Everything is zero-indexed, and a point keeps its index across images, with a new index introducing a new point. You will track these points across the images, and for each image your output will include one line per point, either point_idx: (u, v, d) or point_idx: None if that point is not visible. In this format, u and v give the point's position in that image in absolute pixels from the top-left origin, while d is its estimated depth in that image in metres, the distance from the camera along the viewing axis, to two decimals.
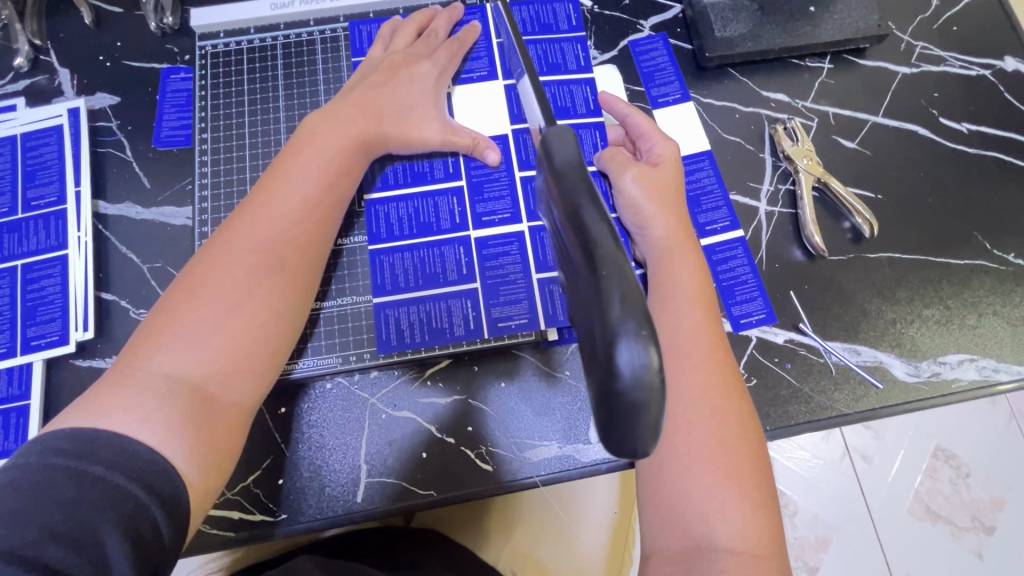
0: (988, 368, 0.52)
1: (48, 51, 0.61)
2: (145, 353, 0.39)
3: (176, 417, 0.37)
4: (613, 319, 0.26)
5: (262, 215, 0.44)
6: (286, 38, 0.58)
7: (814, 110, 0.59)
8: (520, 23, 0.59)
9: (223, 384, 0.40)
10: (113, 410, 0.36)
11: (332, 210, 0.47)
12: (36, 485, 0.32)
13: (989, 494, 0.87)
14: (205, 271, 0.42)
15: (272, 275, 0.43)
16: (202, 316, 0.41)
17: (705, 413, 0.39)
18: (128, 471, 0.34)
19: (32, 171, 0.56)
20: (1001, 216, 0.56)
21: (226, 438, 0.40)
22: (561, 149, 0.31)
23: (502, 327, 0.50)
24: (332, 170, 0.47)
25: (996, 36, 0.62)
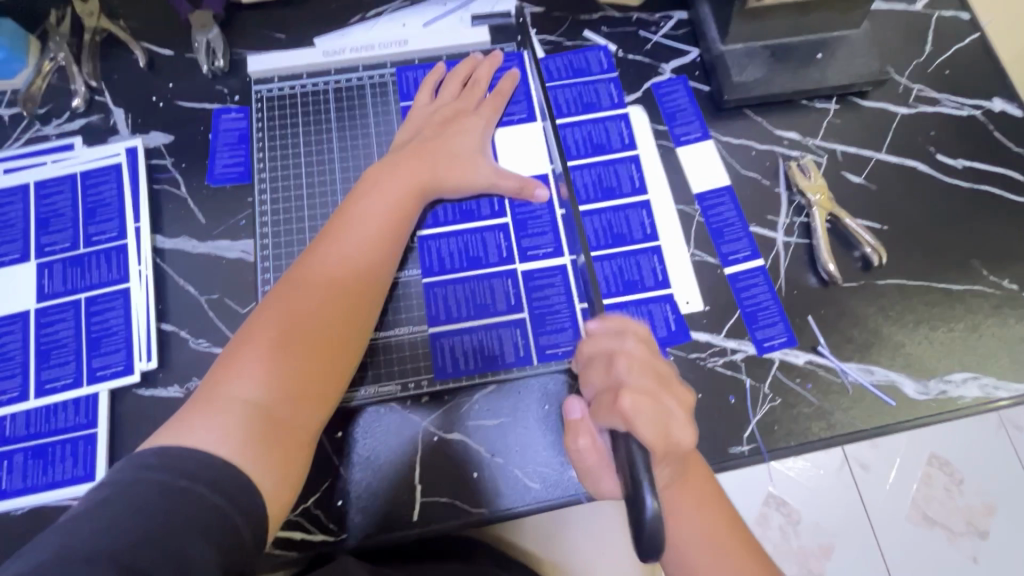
0: (990, 386, 0.57)
1: (103, 92, 0.64)
2: (224, 377, 0.43)
3: (251, 437, 0.41)
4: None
5: (331, 254, 0.49)
6: (337, 83, 0.63)
7: (824, 148, 0.64)
8: (555, 72, 0.65)
9: (290, 409, 0.43)
10: (196, 427, 0.40)
11: (391, 250, 0.52)
12: (130, 498, 0.34)
13: (982, 501, 0.92)
14: (280, 302, 0.46)
15: (337, 308, 0.47)
16: (276, 344, 0.44)
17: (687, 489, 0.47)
18: (210, 483, 0.36)
19: (93, 208, 0.59)
20: (996, 244, 0.61)
21: (293, 461, 0.43)
22: None
23: (549, 354, 0.54)
24: (391, 214, 0.52)
25: (985, 79, 0.68)
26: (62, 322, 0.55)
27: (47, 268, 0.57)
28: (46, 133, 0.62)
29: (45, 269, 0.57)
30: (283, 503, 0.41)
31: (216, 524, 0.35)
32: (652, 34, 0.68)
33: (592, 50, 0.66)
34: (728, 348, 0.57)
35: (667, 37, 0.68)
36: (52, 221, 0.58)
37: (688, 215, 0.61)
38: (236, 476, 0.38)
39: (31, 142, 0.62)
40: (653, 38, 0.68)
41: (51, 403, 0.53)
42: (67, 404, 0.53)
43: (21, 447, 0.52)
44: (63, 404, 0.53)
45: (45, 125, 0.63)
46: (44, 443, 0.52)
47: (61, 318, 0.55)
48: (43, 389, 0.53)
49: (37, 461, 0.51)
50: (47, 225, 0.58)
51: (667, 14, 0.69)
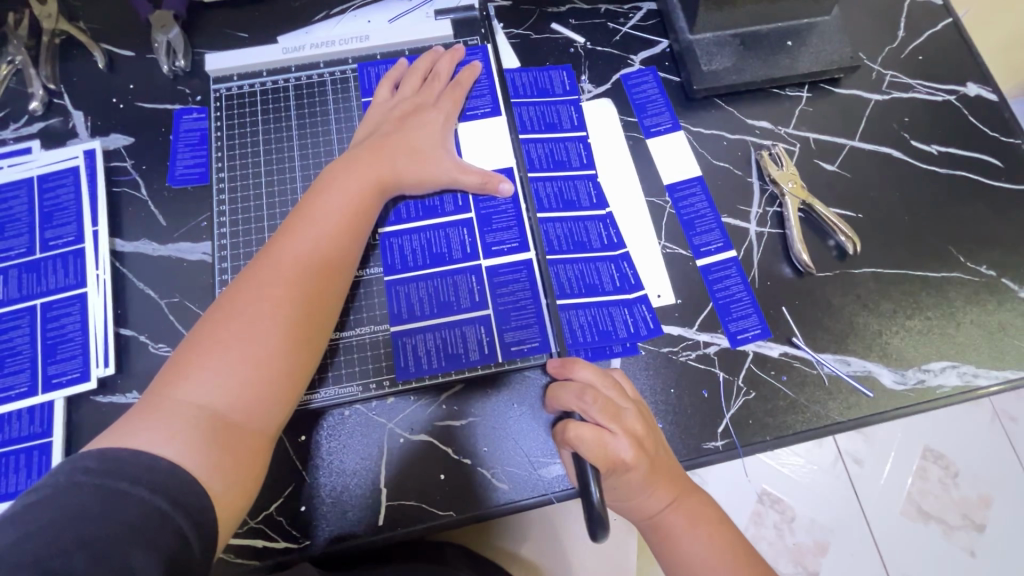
0: (969, 374, 0.56)
1: (62, 95, 0.63)
2: (172, 378, 0.41)
3: (199, 440, 0.39)
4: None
5: (288, 252, 0.47)
6: (297, 79, 0.62)
7: (797, 136, 0.63)
8: (516, 87, 0.63)
9: (241, 411, 0.42)
10: (140, 430, 0.38)
11: (351, 246, 0.50)
12: (64, 503, 0.33)
13: (977, 492, 0.91)
14: (233, 301, 0.45)
15: (294, 305, 0.46)
16: (228, 344, 0.43)
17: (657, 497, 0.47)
18: (151, 486, 0.35)
19: (50, 212, 0.58)
20: (972, 230, 0.60)
21: (247, 465, 0.41)
22: None
23: (514, 351, 0.53)
24: (350, 209, 0.51)
25: (958, 64, 0.67)
26: (16, 329, 0.54)
27: (2, 274, 0.55)
28: (3, 137, 0.61)
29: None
30: (233, 513, 0.40)
31: (152, 531, 0.33)
32: (621, 25, 0.67)
33: (556, 70, 0.64)
34: (701, 341, 0.56)
35: (636, 28, 0.67)
36: (8, 227, 0.57)
37: (659, 207, 0.60)
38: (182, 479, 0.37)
39: None
40: (622, 29, 0.67)
41: (4, 413, 0.52)
42: (21, 413, 0.51)
43: None
44: (17, 414, 0.52)
45: (2, 129, 0.61)
46: None
47: (16, 325, 0.54)
48: None
49: None
50: (3, 231, 0.57)
51: (635, 5, 0.68)
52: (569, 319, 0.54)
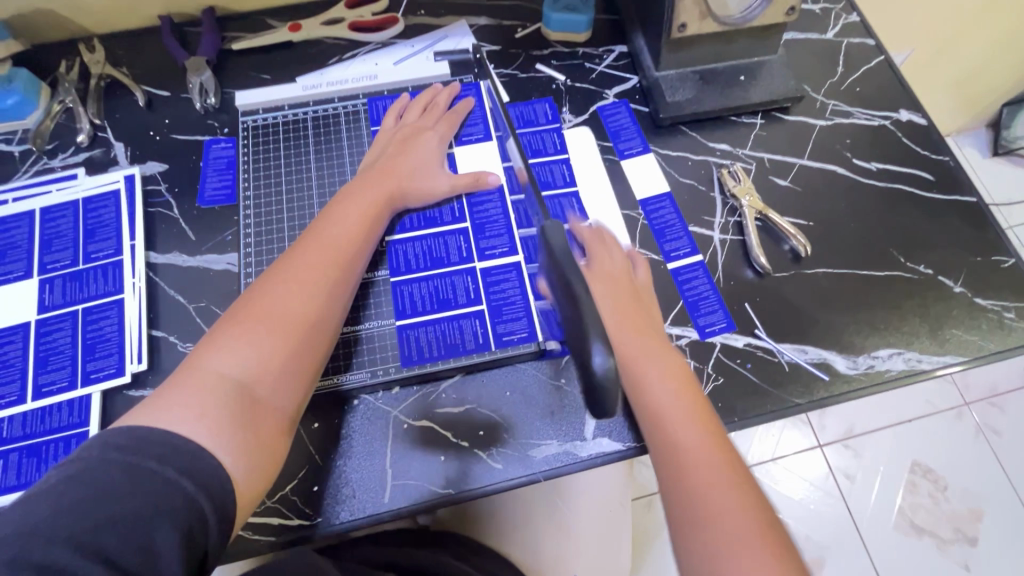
0: (914, 359, 0.62)
1: (105, 128, 0.71)
2: (202, 360, 0.47)
3: (225, 416, 0.45)
4: (592, 340, 0.40)
5: (307, 255, 0.54)
6: (315, 112, 0.71)
7: (753, 157, 0.72)
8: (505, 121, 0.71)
9: (263, 393, 0.48)
10: (174, 406, 0.44)
11: (361, 252, 0.58)
12: (98, 477, 0.38)
13: (969, 508, 1.14)
14: (260, 296, 0.51)
15: (310, 301, 0.52)
16: (253, 333, 0.49)
17: (680, 417, 0.51)
18: (175, 464, 0.40)
19: (92, 229, 0.65)
20: (910, 235, 0.68)
21: (268, 442, 0.47)
22: (557, 237, 0.46)
23: (506, 341, 0.59)
24: (361, 222, 0.58)
25: (892, 95, 0.77)
26: (59, 331, 0.60)
27: (48, 283, 0.62)
28: (52, 165, 0.69)
29: (46, 284, 0.62)
30: (249, 473, 0.44)
31: (179, 498, 0.39)
32: (596, 65, 0.77)
33: (540, 103, 0.74)
34: (673, 334, 0.62)
35: (610, 67, 0.77)
36: (55, 242, 0.64)
37: (633, 218, 0.68)
38: (200, 456, 0.42)
39: (39, 174, 0.69)
40: (597, 68, 0.77)
41: (46, 405, 0.57)
42: (61, 405, 0.57)
43: (17, 446, 0.55)
44: (57, 406, 0.57)
45: (51, 158, 0.69)
46: (38, 442, 0.55)
47: (59, 327, 0.60)
48: (40, 392, 0.57)
49: (31, 459, 0.55)
50: (50, 246, 0.64)
51: (609, 48, 0.78)
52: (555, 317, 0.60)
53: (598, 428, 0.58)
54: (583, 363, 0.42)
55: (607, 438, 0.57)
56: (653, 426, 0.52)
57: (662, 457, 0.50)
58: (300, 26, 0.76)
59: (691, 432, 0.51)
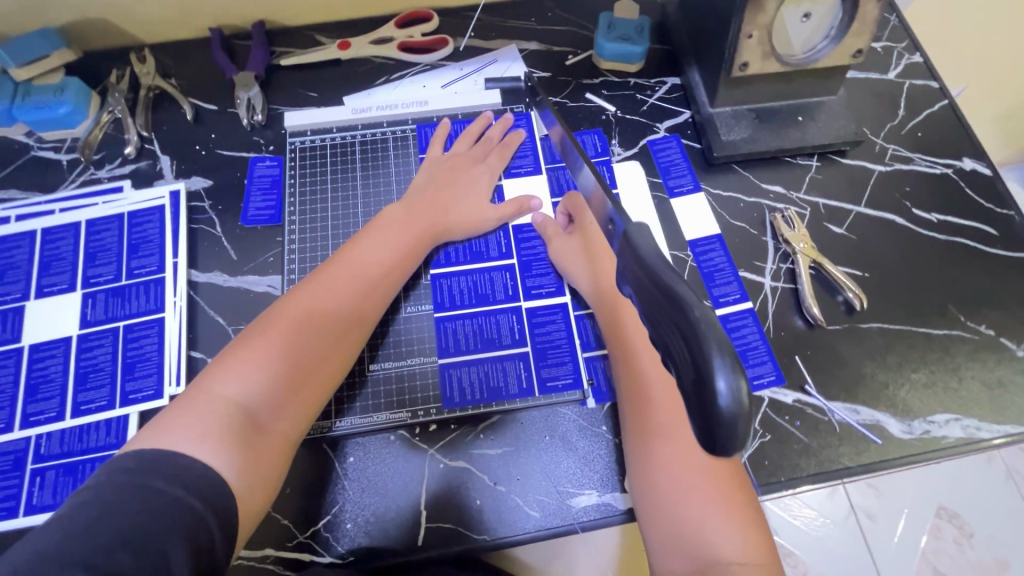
0: (972, 427, 0.59)
1: (152, 141, 0.71)
2: (213, 378, 0.46)
3: (227, 440, 0.43)
4: (711, 358, 0.26)
5: (336, 278, 0.54)
6: (363, 136, 0.71)
7: (807, 201, 0.70)
8: (549, 152, 0.70)
9: (269, 416, 0.47)
10: (178, 426, 0.43)
11: (387, 282, 0.57)
12: (107, 500, 0.37)
13: (995, 556, 0.99)
14: (281, 315, 0.51)
15: (327, 327, 0.51)
16: (268, 353, 0.48)
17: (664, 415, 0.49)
18: (185, 484, 0.39)
19: (137, 244, 0.65)
20: (970, 292, 0.65)
21: (269, 465, 0.46)
22: (643, 239, 0.32)
23: (551, 386, 0.59)
24: (397, 249, 0.58)
25: (955, 141, 0.74)
26: (100, 347, 0.60)
27: (91, 298, 0.62)
28: (98, 176, 0.69)
29: (89, 298, 0.62)
30: (253, 502, 0.43)
31: (190, 521, 0.37)
32: (648, 97, 0.75)
33: (589, 134, 0.73)
34: None
35: (661, 99, 0.75)
36: (99, 255, 0.64)
37: (681, 260, 0.66)
38: (208, 475, 0.41)
39: (84, 184, 0.69)
40: (649, 100, 0.75)
41: (85, 424, 0.57)
42: (99, 424, 0.57)
43: (53, 464, 0.55)
44: (95, 424, 0.57)
45: (98, 169, 0.69)
46: (74, 461, 0.55)
47: (100, 343, 0.60)
48: (79, 409, 0.57)
49: (67, 478, 0.55)
50: (94, 259, 0.64)
51: (661, 79, 0.76)
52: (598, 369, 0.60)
53: None
54: (692, 393, 0.26)
55: None
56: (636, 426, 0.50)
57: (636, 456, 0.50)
58: (350, 44, 0.75)
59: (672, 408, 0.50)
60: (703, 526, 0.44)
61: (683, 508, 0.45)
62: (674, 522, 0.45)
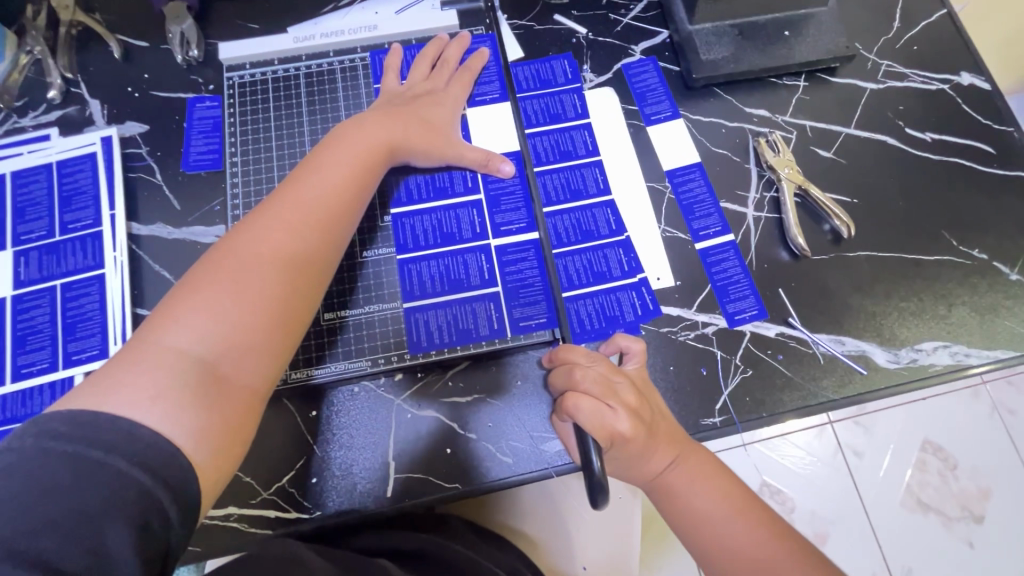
0: (961, 353, 0.57)
1: (79, 84, 0.65)
2: (158, 329, 0.41)
3: (186, 394, 0.39)
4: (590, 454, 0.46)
5: (291, 202, 0.48)
6: (308, 68, 0.65)
7: (793, 124, 0.65)
8: (520, 81, 0.65)
9: (233, 363, 0.42)
10: (125, 381, 0.38)
11: (349, 213, 0.51)
12: (26, 467, 0.32)
13: (977, 486, 1.02)
14: (231, 248, 0.45)
15: (291, 256, 0.47)
16: (220, 292, 0.43)
17: (698, 485, 0.49)
18: (129, 455, 0.34)
19: (69, 196, 0.60)
20: (962, 215, 0.62)
21: (237, 416, 0.42)
22: None
23: (523, 326, 0.56)
24: (357, 166, 0.52)
25: (952, 55, 0.68)
26: (37, 308, 0.56)
27: (23, 256, 0.57)
28: (22, 124, 0.63)
29: (21, 256, 0.57)
30: (218, 471, 0.40)
31: (136, 496, 0.33)
32: (622, 17, 0.69)
33: (557, 59, 0.66)
34: (700, 322, 0.57)
35: (637, 18, 0.68)
36: (29, 210, 0.59)
37: (659, 192, 0.62)
38: (156, 440, 0.36)
39: (7, 134, 0.63)
40: (623, 20, 0.68)
41: (27, 388, 0.53)
42: (42, 388, 0.53)
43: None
44: (38, 388, 0.53)
45: (21, 117, 0.63)
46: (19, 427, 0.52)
47: (37, 304, 0.56)
48: (19, 373, 0.54)
49: None
50: (23, 214, 0.59)
51: None
52: (576, 309, 0.57)
53: None
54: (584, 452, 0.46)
55: None
56: (681, 516, 0.49)
57: (686, 532, 0.49)
58: None
59: (701, 472, 0.50)
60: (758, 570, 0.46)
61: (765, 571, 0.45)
62: None
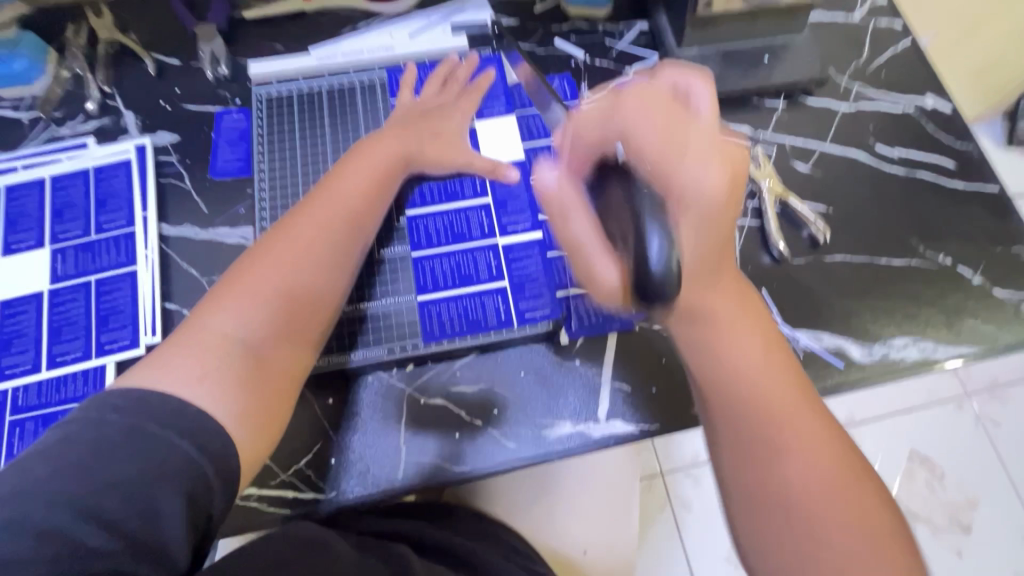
0: (929, 348, 0.62)
1: (115, 97, 0.70)
2: (204, 319, 0.46)
3: (231, 373, 0.43)
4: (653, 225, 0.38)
5: (320, 208, 0.54)
6: (330, 85, 0.71)
7: (774, 140, 0.71)
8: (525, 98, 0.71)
9: (271, 348, 0.47)
10: (177, 363, 0.42)
11: (371, 219, 0.56)
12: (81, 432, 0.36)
13: (964, 497, 1.10)
14: (267, 248, 0.51)
15: (320, 254, 0.52)
16: (259, 286, 0.48)
17: (768, 396, 0.47)
18: (171, 424, 0.38)
19: (104, 199, 0.64)
20: (929, 224, 0.67)
21: (275, 396, 0.46)
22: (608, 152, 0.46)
23: (528, 318, 0.60)
24: (377, 177, 0.58)
25: (917, 79, 0.75)
26: (73, 301, 0.60)
27: (60, 253, 0.62)
28: (61, 133, 0.68)
29: (58, 254, 0.62)
30: (258, 449, 0.43)
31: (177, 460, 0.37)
32: (617, 42, 0.75)
33: (556, 79, 0.72)
34: None
35: (631, 43, 0.75)
36: (66, 212, 0.64)
37: None
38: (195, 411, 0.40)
39: (47, 142, 0.67)
40: (618, 45, 0.75)
41: (61, 375, 0.57)
42: (76, 375, 0.57)
43: (32, 415, 0.55)
44: (72, 375, 0.57)
45: (60, 126, 0.68)
46: (52, 411, 0.56)
47: (72, 298, 0.60)
48: (55, 361, 0.57)
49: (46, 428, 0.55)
50: (61, 215, 0.63)
51: (630, 24, 0.76)
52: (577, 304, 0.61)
53: (612, 410, 0.58)
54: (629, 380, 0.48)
55: (622, 420, 0.57)
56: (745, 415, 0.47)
57: (742, 438, 0.47)
58: None
59: (776, 389, 0.47)
60: (806, 489, 0.44)
61: (809, 496, 0.43)
62: (800, 512, 0.43)
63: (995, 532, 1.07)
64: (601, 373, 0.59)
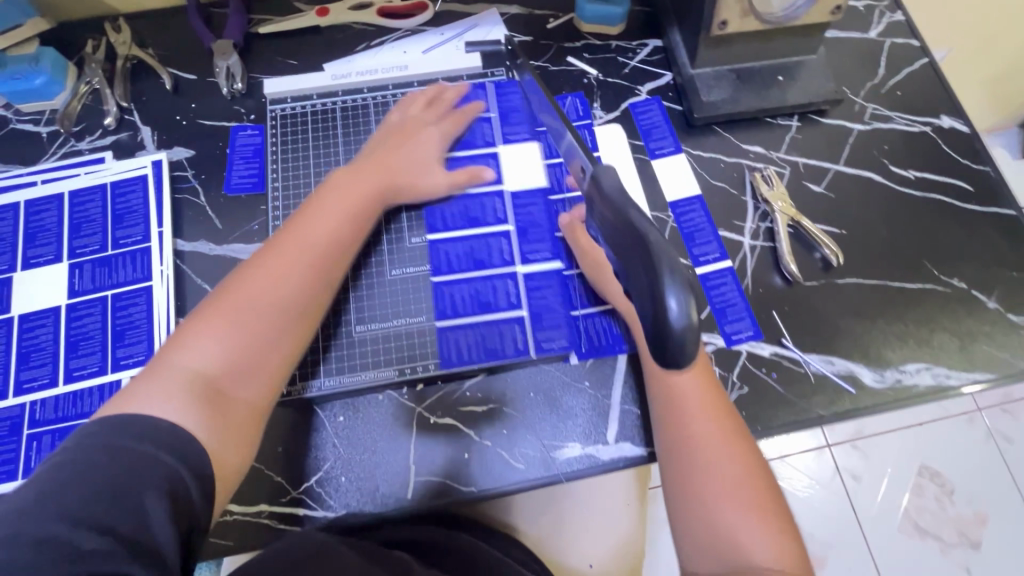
0: (941, 374, 0.61)
1: (132, 112, 0.71)
2: (171, 354, 0.45)
3: (197, 407, 0.43)
4: (669, 288, 0.36)
5: (289, 238, 0.53)
6: (343, 103, 0.71)
7: (787, 160, 0.71)
8: None
9: (236, 383, 0.46)
10: (146, 397, 0.42)
11: (342, 246, 0.56)
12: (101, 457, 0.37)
13: (973, 512, 1.08)
14: (235, 280, 0.50)
15: (289, 284, 0.51)
16: (225, 319, 0.47)
17: (698, 407, 0.51)
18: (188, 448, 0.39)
19: (121, 214, 0.65)
20: (943, 247, 0.67)
21: (242, 428, 0.45)
22: (608, 178, 0.43)
23: (546, 347, 0.60)
24: (353, 206, 0.58)
25: (933, 99, 0.74)
26: (90, 316, 0.61)
27: (77, 268, 0.63)
28: (79, 148, 0.69)
29: (76, 268, 0.63)
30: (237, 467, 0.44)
31: None
32: (629, 60, 0.75)
33: (567, 97, 0.72)
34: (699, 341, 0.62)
35: (644, 61, 0.75)
36: (84, 226, 0.64)
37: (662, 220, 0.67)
38: None
39: (66, 156, 0.68)
40: (631, 63, 0.75)
41: (78, 389, 0.58)
42: (92, 390, 0.58)
43: (49, 429, 0.56)
44: (88, 390, 0.58)
45: (78, 141, 0.69)
46: (70, 425, 0.57)
47: (89, 312, 0.61)
48: (72, 375, 0.58)
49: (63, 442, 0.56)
50: (79, 230, 0.64)
51: (643, 41, 0.76)
52: (591, 328, 0.61)
53: (621, 432, 0.58)
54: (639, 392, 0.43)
55: (630, 443, 0.57)
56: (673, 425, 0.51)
57: (669, 438, 0.51)
58: (329, 11, 0.74)
59: (709, 404, 0.51)
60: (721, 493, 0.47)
61: (724, 499, 0.47)
62: (706, 509, 0.47)
63: (1005, 550, 1.06)
64: (610, 395, 0.59)
